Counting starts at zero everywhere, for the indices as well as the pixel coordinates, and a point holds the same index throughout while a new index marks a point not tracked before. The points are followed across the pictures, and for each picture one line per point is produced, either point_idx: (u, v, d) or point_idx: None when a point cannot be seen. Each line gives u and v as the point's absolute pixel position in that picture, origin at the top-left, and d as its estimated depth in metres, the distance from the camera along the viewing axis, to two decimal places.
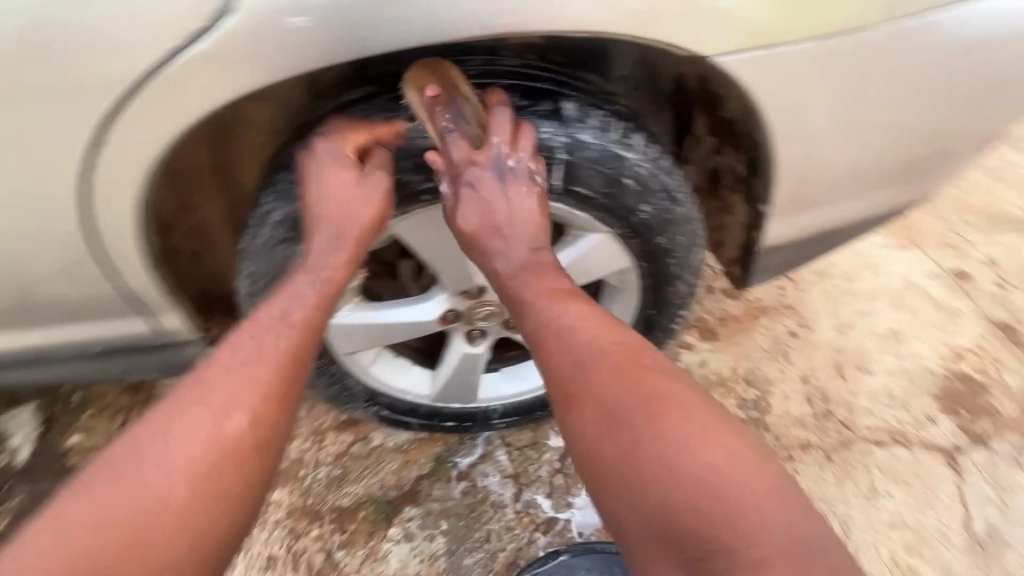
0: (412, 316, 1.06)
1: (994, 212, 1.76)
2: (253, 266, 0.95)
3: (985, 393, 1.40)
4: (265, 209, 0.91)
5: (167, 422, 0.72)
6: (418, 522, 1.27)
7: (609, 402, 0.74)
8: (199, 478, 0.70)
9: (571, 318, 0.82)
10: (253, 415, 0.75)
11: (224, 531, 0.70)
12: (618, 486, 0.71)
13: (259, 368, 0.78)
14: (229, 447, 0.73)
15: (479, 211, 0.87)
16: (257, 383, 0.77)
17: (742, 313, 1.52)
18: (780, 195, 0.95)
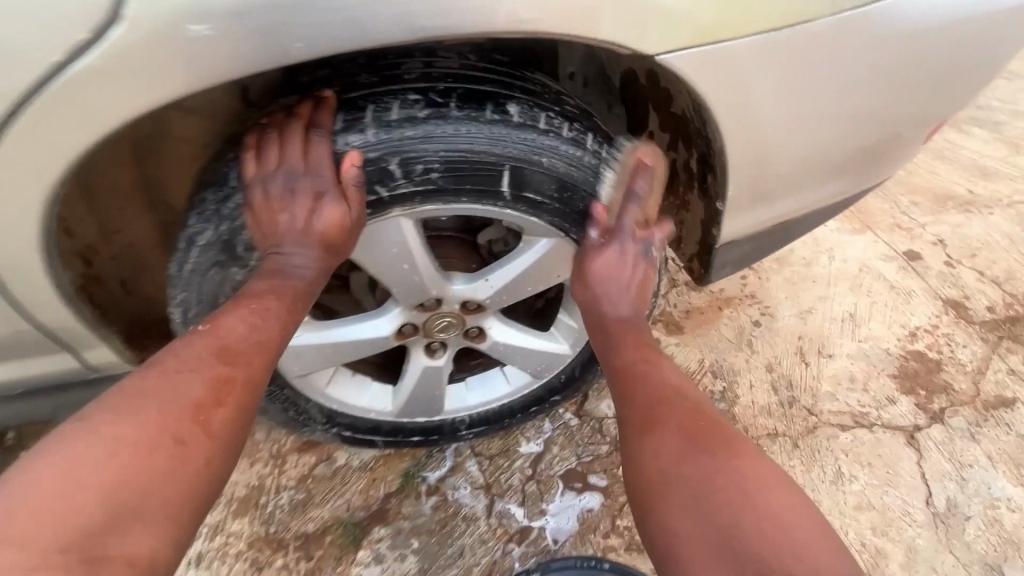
0: (366, 333, 1.01)
1: (939, 193, 1.83)
2: (184, 294, 0.86)
3: (940, 370, 1.44)
4: (191, 232, 0.81)
5: (165, 375, 0.70)
6: (387, 543, 1.22)
7: (685, 433, 0.77)
8: (204, 432, 0.69)
9: (651, 363, 0.88)
10: (251, 382, 0.75)
11: (190, 509, 0.65)
12: (672, 512, 0.72)
13: (262, 330, 0.78)
14: (211, 422, 0.69)
15: (615, 268, 0.92)
16: (262, 348, 0.78)
17: (706, 304, 1.53)
18: (735, 190, 0.93)
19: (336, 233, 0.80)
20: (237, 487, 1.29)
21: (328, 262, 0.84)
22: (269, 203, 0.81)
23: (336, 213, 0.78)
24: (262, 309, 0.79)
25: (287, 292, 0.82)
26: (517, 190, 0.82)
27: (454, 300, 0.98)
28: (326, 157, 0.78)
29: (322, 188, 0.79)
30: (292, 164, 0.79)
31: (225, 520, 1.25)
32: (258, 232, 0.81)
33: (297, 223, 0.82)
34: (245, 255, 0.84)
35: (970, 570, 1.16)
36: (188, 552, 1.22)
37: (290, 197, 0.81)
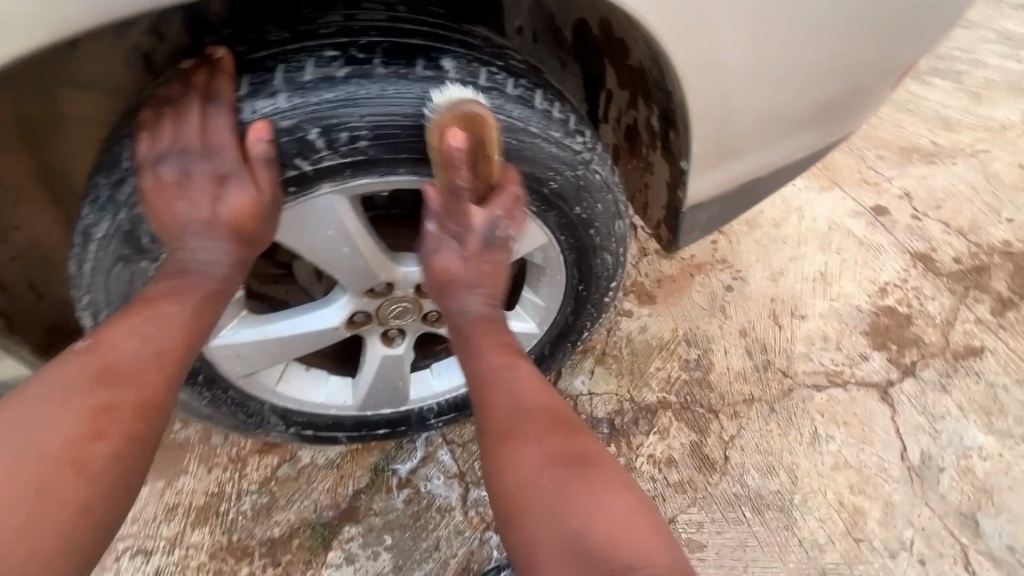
0: (312, 325, 0.93)
1: (904, 145, 1.81)
2: (90, 294, 0.78)
3: (911, 324, 1.43)
4: (85, 224, 0.72)
5: (45, 397, 0.62)
6: (359, 541, 1.16)
7: (530, 446, 0.74)
8: (89, 456, 0.61)
9: (498, 365, 0.82)
10: (143, 398, 0.66)
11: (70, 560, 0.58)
12: (523, 522, 0.71)
13: (154, 338, 0.69)
14: (89, 458, 0.61)
15: (453, 256, 0.84)
16: (153, 356, 0.68)
17: (677, 272, 1.49)
18: (698, 147, 0.87)
19: (248, 218, 0.72)
20: (195, 497, 1.21)
21: (242, 254, 0.75)
22: (163, 190, 0.71)
23: (247, 196, 0.70)
24: (154, 316, 0.70)
25: (191, 293, 0.73)
26: None
27: (407, 285, 0.91)
28: (228, 134, 0.70)
29: (228, 169, 0.71)
30: (188, 145, 0.70)
31: (183, 532, 1.18)
32: (156, 223, 0.71)
33: (203, 213, 0.73)
34: (152, 248, 0.75)
35: (946, 520, 1.15)
36: (145, 569, 1.14)
37: (189, 184, 0.72)
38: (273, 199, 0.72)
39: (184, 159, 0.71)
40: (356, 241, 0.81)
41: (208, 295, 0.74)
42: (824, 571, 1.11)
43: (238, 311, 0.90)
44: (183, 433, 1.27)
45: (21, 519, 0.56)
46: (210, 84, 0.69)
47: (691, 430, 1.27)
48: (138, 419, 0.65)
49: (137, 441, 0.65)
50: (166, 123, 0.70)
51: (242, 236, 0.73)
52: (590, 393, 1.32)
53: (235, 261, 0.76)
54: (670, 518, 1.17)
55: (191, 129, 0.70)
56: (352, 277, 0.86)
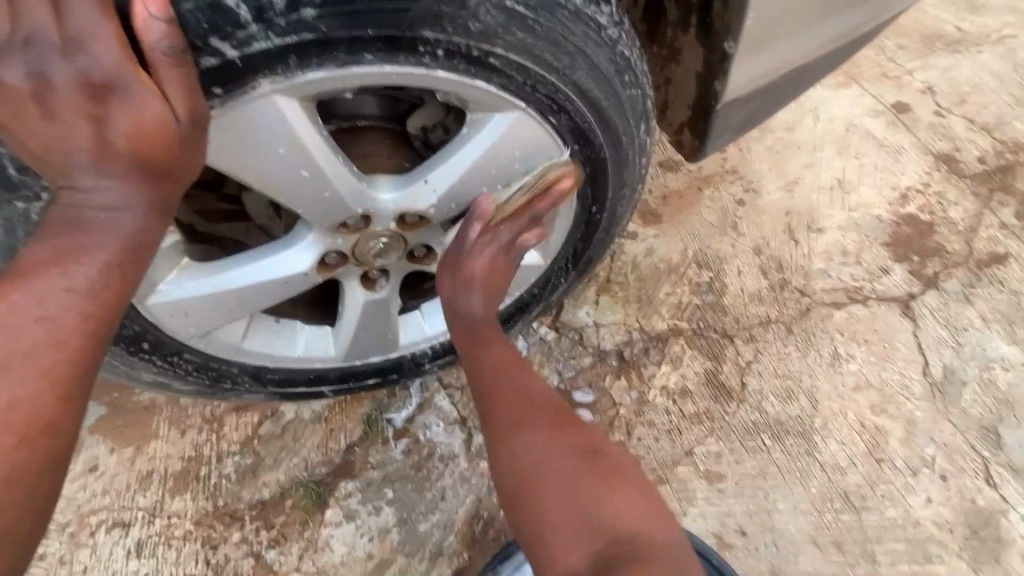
0: (272, 272, 0.76)
1: (927, 32, 1.62)
2: None
3: (933, 233, 1.33)
4: None
5: None
6: (358, 497, 1.07)
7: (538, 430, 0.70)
8: None
9: (502, 367, 0.78)
10: (20, 419, 0.50)
11: None
12: (527, 511, 0.65)
13: (36, 331, 0.51)
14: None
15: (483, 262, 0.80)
16: (36, 358, 0.51)
17: (684, 187, 1.35)
18: (753, 13, 0.69)
19: (157, 148, 0.52)
20: (170, 462, 1.10)
21: (156, 193, 0.55)
22: (16, 107, 0.50)
23: (150, 112, 0.51)
24: (35, 294, 0.52)
25: (88, 249, 0.53)
26: (443, 33, 0.57)
27: (387, 216, 0.74)
28: (100, 17, 0.48)
29: (107, 71, 0.49)
30: (38, 33, 0.48)
31: (162, 501, 1.07)
32: (29, 155, 0.52)
33: (85, 140, 0.51)
34: (24, 181, 0.57)
35: (967, 435, 1.10)
36: (125, 542, 1.05)
37: (50, 96, 0.50)
38: (191, 119, 0.53)
39: (27, 53, 0.48)
40: (311, 158, 0.64)
41: (119, 256, 0.55)
42: (846, 493, 1.06)
43: (178, 260, 0.74)
44: (148, 395, 1.14)
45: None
46: None
47: (705, 357, 1.18)
48: (20, 449, 0.50)
49: (23, 479, 0.50)
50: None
51: (152, 169, 0.53)
52: (597, 324, 1.21)
53: (149, 205, 0.55)
54: (687, 451, 1.10)
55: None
56: (321, 206, 0.70)
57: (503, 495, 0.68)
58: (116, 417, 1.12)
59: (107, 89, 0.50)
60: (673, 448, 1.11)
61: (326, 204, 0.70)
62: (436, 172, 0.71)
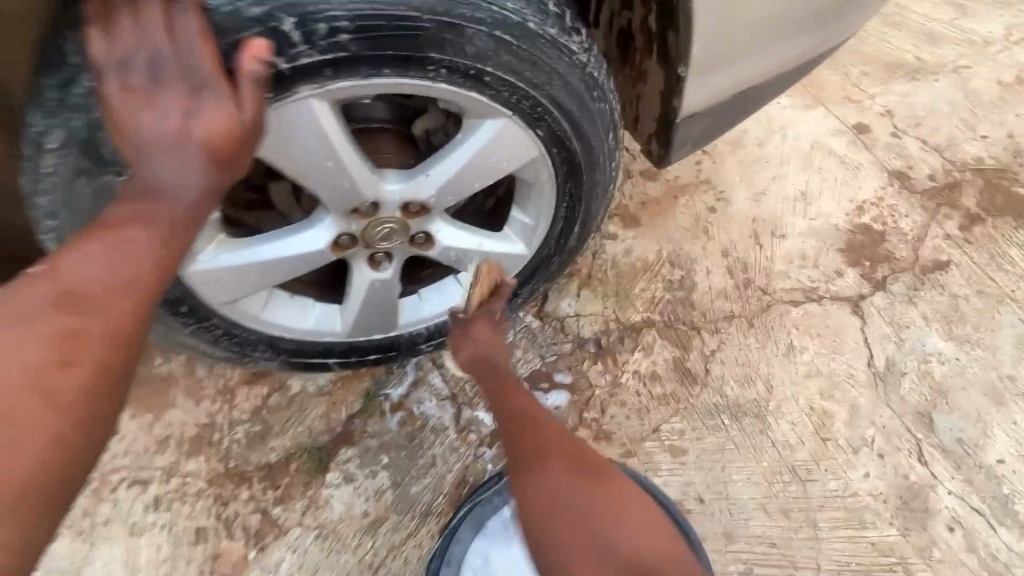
0: (295, 249, 0.89)
1: (890, 59, 1.74)
2: (51, 211, 0.73)
3: (883, 242, 1.47)
4: (36, 132, 0.67)
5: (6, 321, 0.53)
6: (356, 462, 1.19)
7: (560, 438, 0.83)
8: (66, 394, 0.53)
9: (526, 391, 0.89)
10: (108, 332, 0.56)
11: (46, 509, 0.51)
12: (549, 525, 0.76)
13: (121, 263, 0.57)
14: (4, 449, 0.49)
15: (482, 347, 0.89)
16: (121, 282, 0.57)
17: (661, 194, 1.48)
18: (698, 47, 0.83)
19: (226, 140, 0.61)
20: (186, 428, 1.21)
21: (224, 170, 0.63)
22: (127, 92, 0.61)
23: (227, 111, 0.61)
24: (119, 237, 0.58)
25: (156, 216, 0.60)
26: (447, 54, 0.71)
27: (393, 205, 0.87)
28: (200, 39, 0.61)
29: (202, 77, 0.61)
30: (156, 45, 0.60)
31: (178, 462, 1.18)
32: (123, 132, 0.61)
33: (176, 122, 0.61)
34: (114, 160, 0.68)
35: (905, 419, 1.24)
36: (144, 498, 1.16)
37: (158, 86, 0.61)
38: (256, 121, 0.63)
39: (144, 52, 0.60)
40: (335, 152, 0.77)
41: (189, 211, 0.62)
42: (794, 467, 1.19)
43: (215, 235, 0.86)
44: (167, 366, 1.25)
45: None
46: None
47: (674, 346, 1.31)
48: (107, 356, 0.55)
49: (106, 385, 0.55)
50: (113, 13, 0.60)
51: (225, 149, 0.62)
52: (577, 314, 1.34)
53: (218, 177, 0.63)
54: (654, 428, 1.23)
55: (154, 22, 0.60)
56: (339, 194, 0.83)
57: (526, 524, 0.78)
58: (137, 386, 1.23)
59: (201, 90, 0.61)
60: (642, 425, 1.24)
61: (344, 191, 0.83)
62: (436, 168, 0.84)
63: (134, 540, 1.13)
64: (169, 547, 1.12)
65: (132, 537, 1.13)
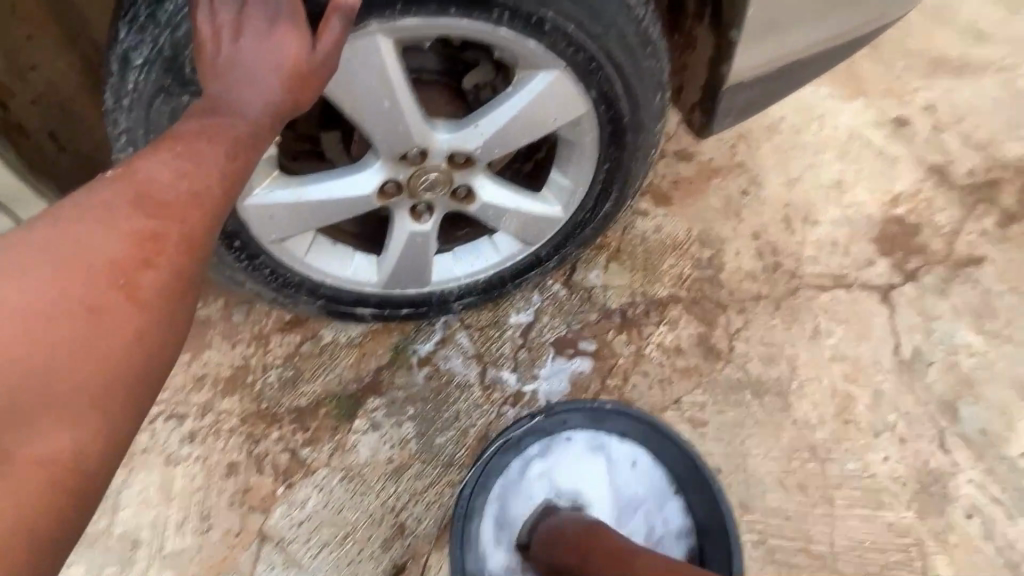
0: (343, 192, 0.92)
1: (935, 53, 1.70)
2: (128, 129, 0.76)
3: (918, 234, 1.45)
4: (124, 47, 0.70)
5: (87, 216, 0.54)
6: (383, 412, 1.22)
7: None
8: (147, 290, 0.54)
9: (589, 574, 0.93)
10: (185, 234, 0.57)
11: (126, 406, 0.51)
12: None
13: (196, 172, 0.60)
14: (87, 338, 0.50)
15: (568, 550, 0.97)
16: (195, 190, 0.59)
17: (694, 175, 1.49)
18: (754, 8, 0.83)
19: (294, 73, 0.64)
20: (221, 368, 1.25)
21: (287, 103, 0.65)
22: (212, 22, 0.65)
23: (300, 43, 0.65)
24: (192, 150, 0.61)
25: (224, 135, 0.63)
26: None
27: (440, 153, 0.90)
28: None
29: (282, 11, 0.65)
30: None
31: (213, 400, 1.23)
32: (201, 59, 0.65)
33: (250, 50, 0.64)
34: (193, 80, 0.71)
35: (928, 406, 1.25)
36: (180, 431, 1.21)
37: (240, 16, 0.65)
38: (324, 60, 0.66)
39: None
40: (393, 92, 0.80)
41: (253, 137, 0.64)
42: (813, 446, 1.22)
43: (270, 171, 0.90)
44: (205, 310, 1.28)
45: (13, 417, 0.45)
46: None
47: (699, 322, 1.32)
48: (183, 258, 0.57)
49: (181, 287, 0.57)
50: None
51: (293, 82, 0.65)
52: (605, 285, 1.35)
53: (283, 108, 0.66)
54: (675, 399, 1.26)
55: None
56: (392, 137, 0.85)
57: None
58: None
59: (278, 22, 0.65)
60: (663, 395, 1.27)
61: (396, 136, 0.85)
62: (486, 119, 0.86)
63: (170, 469, 1.18)
64: (202, 478, 1.18)
65: (168, 467, 1.18)
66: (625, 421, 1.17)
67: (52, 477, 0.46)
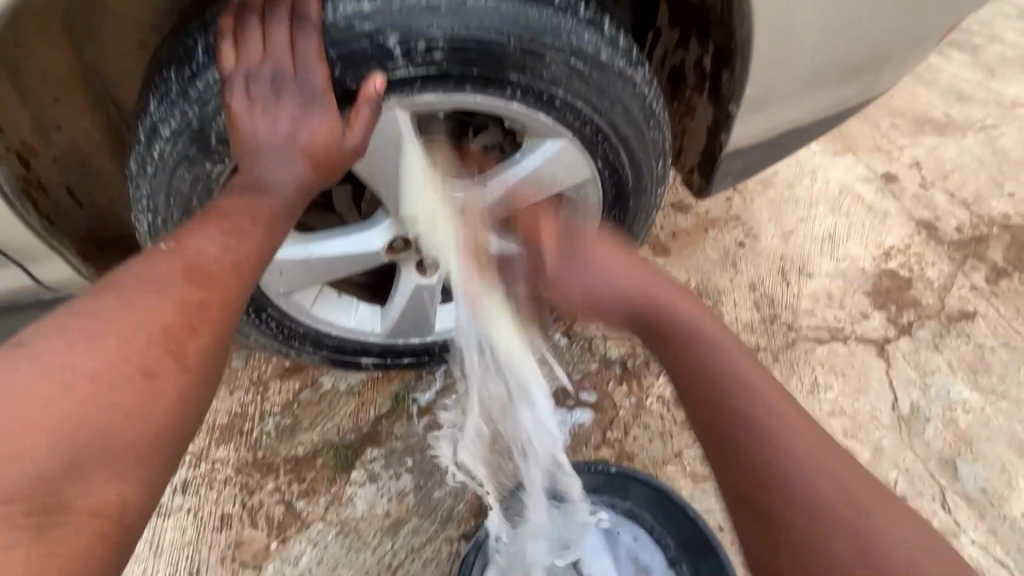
0: (353, 248, 0.94)
1: (919, 113, 1.78)
2: (151, 196, 0.78)
3: (910, 288, 1.48)
4: (153, 119, 0.73)
5: (137, 285, 0.58)
6: (381, 463, 1.21)
7: (825, 460, 0.60)
8: (192, 353, 0.58)
9: (751, 394, 0.65)
10: (226, 302, 0.62)
11: (164, 464, 0.54)
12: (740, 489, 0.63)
13: (239, 245, 0.66)
14: (137, 396, 0.53)
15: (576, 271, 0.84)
16: (236, 262, 0.65)
17: (692, 227, 1.53)
18: (751, 87, 0.88)
19: (324, 153, 0.72)
20: (218, 416, 1.23)
21: (315, 179, 0.73)
22: (249, 106, 0.71)
23: (332, 128, 0.72)
24: (232, 225, 0.67)
25: (262, 208, 0.70)
26: (525, 77, 0.77)
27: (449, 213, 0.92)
28: (318, 62, 0.71)
29: (314, 98, 0.72)
30: (280, 70, 0.71)
31: (209, 448, 1.21)
32: (237, 140, 0.71)
33: (285, 134, 0.71)
34: (219, 150, 0.76)
35: (928, 463, 1.27)
36: (174, 481, 1.18)
37: (276, 102, 0.71)
38: (355, 146, 0.74)
39: (269, 69, 0.71)
40: (407, 160, 0.83)
41: (285, 207, 0.71)
42: None
43: None
44: None
45: (68, 471, 0.47)
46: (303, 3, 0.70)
47: None
48: (225, 324, 0.62)
49: (220, 351, 0.61)
50: (245, 30, 0.71)
51: (325, 160, 0.72)
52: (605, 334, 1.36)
53: (311, 182, 0.73)
54: (676, 452, 1.25)
55: (281, 41, 0.71)
56: (404, 199, 0.88)
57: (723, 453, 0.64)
58: None
59: (311, 109, 0.72)
60: (665, 448, 1.26)
61: (409, 198, 0.88)
62: (494, 182, 0.89)
63: (161, 521, 1.15)
64: (194, 531, 1.15)
65: (159, 519, 1.15)
66: (629, 484, 1.14)
67: (99, 529, 0.48)
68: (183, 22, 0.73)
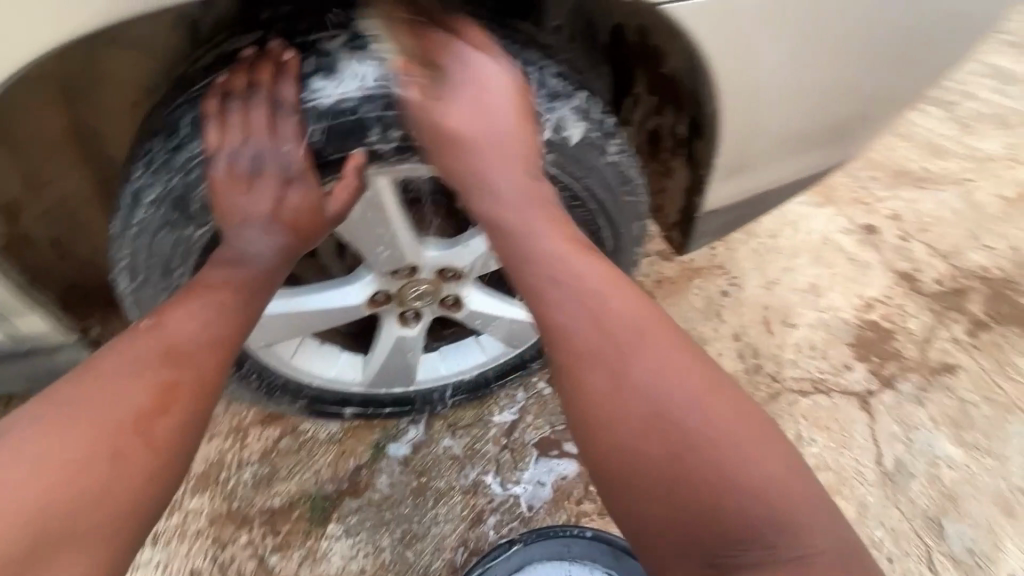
0: (336, 303, 0.95)
1: (896, 165, 1.83)
2: (130, 258, 0.82)
3: (891, 339, 1.50)
4: (135, 186, 0.76)
5: (114, 369, 0.64)
6: (358, 516, 1.19)
7: (718, 403, 0.62)
8: (163, 432, 0.63)
9: (649, 349, 0.65)
10: (198, 381, 0.67)
11: (131, 536, 0.59)
12: (639, 430, 0.61)
13: (213, 324, 0.72)
14: (109, 476, 0.59)
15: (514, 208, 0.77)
16: (208, 342, 0.71)
17: (676, 274, 1.55)
18: (722, 156, 0.92)
19: (301, 223, 0.81)
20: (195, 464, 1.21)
21: (295, 246, 0.83)
22: (231, 182, 0.79)
23: (312, 200, 0.79)
24: (208, 303, 0.73)
25: (240, 283, 0.77)
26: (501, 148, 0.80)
27: (431, 269, 0.95)
28: (296, 141, 0.76)
29: (293, 173, 0.79)
30: (261, 150, 0.78)
31: (182, 498, 1.18)
32: (219, 212, 0.79)
33: (265, 208, 0.81)
34: (200, 216, 0.79)
35: (914, 522, 1.28)
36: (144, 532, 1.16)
37: (256, 178, 0.80)
38: (335, 212, 0.80)
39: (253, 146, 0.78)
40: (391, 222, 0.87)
41: (273, 270, 0.82)
42: None
43: None
44: None
45: (37, 550, 0.54)
46: (280, 85, 0.74)
47: None
48: (194, 404, 0.67)
49: (189, 429, 0.65)
50: (229, 111, 0.78)
51: (305, 226, 0.81)
52: None
53: (291, 248, 0.83)
54: None
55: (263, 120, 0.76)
56: (391, 258, 0.91)
57: (632, 401, 0.62)
58: None
59: (291, 183, 0.80)
60: None
61: (394, 257, 0.91)
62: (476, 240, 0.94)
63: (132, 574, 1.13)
64: None
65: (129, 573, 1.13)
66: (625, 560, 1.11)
67: None
68: (168, 93, 0.77)
